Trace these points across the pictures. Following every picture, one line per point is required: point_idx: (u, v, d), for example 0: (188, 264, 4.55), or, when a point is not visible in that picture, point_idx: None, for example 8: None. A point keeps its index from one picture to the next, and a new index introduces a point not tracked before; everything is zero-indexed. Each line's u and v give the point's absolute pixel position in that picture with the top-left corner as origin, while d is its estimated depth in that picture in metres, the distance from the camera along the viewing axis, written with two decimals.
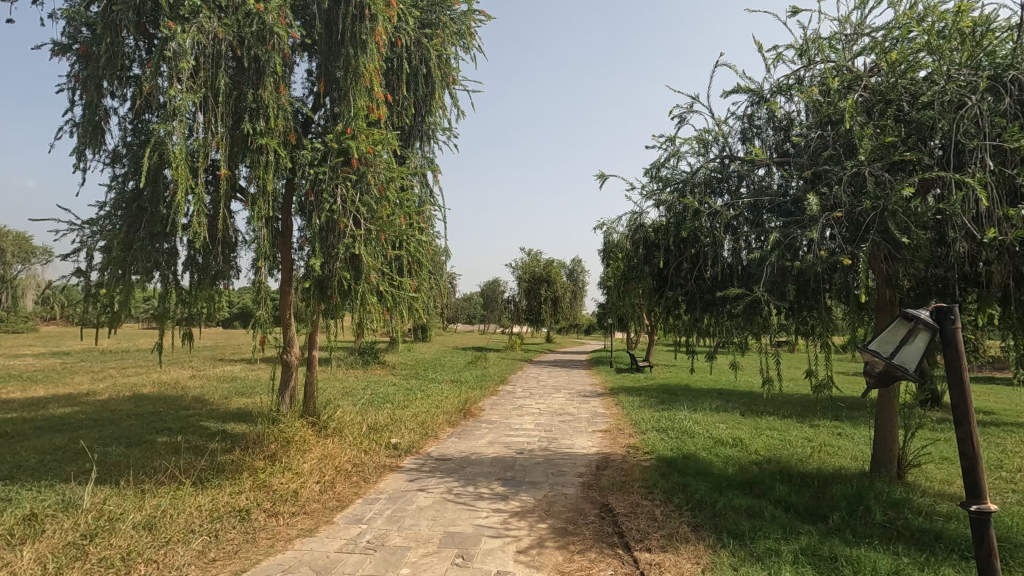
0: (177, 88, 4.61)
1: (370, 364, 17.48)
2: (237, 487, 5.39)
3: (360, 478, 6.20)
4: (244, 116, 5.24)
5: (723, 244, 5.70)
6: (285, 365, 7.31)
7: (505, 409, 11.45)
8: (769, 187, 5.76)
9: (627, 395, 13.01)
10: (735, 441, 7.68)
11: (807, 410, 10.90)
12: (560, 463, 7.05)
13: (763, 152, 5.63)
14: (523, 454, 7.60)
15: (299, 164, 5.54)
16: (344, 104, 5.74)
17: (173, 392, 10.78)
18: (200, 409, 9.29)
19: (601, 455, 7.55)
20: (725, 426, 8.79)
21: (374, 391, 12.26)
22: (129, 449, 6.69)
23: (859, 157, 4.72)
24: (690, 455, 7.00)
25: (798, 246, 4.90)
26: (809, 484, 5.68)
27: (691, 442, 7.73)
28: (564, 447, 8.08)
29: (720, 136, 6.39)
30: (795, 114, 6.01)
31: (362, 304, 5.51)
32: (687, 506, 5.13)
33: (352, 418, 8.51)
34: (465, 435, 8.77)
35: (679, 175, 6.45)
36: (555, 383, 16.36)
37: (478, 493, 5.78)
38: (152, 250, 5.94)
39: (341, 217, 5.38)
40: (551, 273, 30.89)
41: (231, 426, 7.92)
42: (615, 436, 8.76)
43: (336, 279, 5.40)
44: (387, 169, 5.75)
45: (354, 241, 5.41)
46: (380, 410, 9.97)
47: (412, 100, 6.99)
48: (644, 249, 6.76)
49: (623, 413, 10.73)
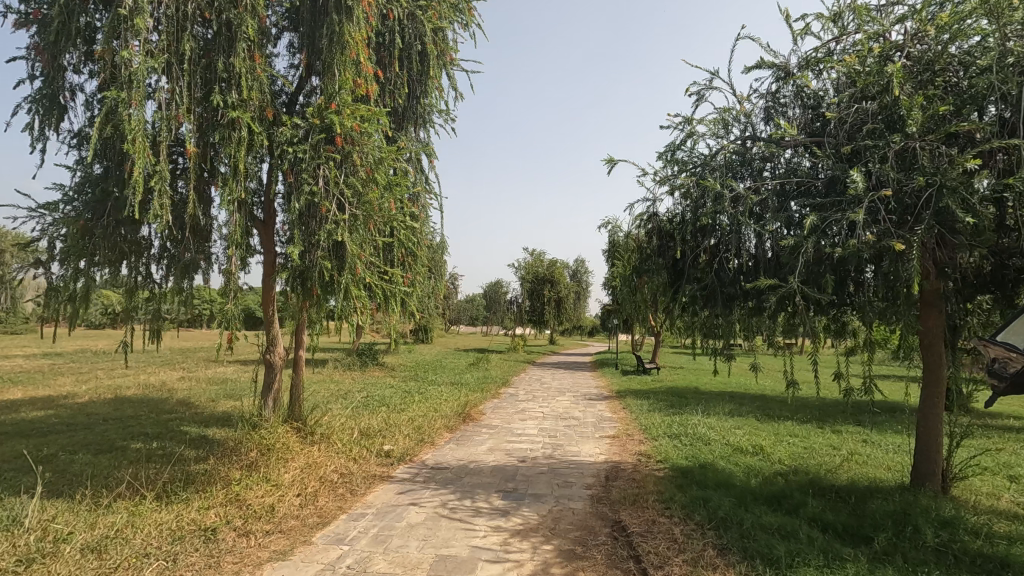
0: (134, 51, 4.08)
1: (368, 366, 16.93)
2: (206, 502, 4.83)
3: (346, 490, 5.63)
4: (214, 87, 4.69)
5: (748, 232, 5.14)
6: (268, 366, 6.75)
7: (507, 412, 10.88)
8: (799, 168, 5.19)
9: (635, 398, 12.43)
10: (755, 449, 7.09)
11: (826, 415, 10.30)
12: (566, 473, 6.46)
13: (792, 130, 5.08)
14: (525, 462, 7.02)
15: (276, 143, 4.99)
16: (327, 77, 5.20)
17: (157, 394, 10.24)
18: (182, 413, 8.74)
19: (610, 464, 6.97)
20: (742, 433, 8.19)
21: (370, 394, 11.70)
22: (97, 457, 6.14)
23: (908, 130, 4.16)
24: (708, 465, 6.42)
25: (837, 231, 4.34)
26: (845, 499, 5.11)
27: (707, 450, 7.15)
28: (570, 454, 7.51)
29: (742, 115, 5.83)
30: (826, 88, 5.44)
31: (347, 299, 4.96)
32: (710, 524, 4.56)
33: (343, 423, 7.94)
34: (464, 441, 8.20)
35: (697, 158, 5.90)
36: (559, 386, 15.80)
37: (476, 508, 5.21)
38: (117, 239, 5.39)
39: (323, 200, 4.84)
40: (554, 274, 30.35)
41: (212, 431, 7.36)
42: (624, 443, 8.18)
43: (318, 270, 4.85)
44: (376, 149, 5.21)
45: (338, 228, 4.85)
46: (375, 414, 9.39)
47: (405, 79, 6.45)
48: (658, 240, 6.22)
49: (631, 418, 10.15)
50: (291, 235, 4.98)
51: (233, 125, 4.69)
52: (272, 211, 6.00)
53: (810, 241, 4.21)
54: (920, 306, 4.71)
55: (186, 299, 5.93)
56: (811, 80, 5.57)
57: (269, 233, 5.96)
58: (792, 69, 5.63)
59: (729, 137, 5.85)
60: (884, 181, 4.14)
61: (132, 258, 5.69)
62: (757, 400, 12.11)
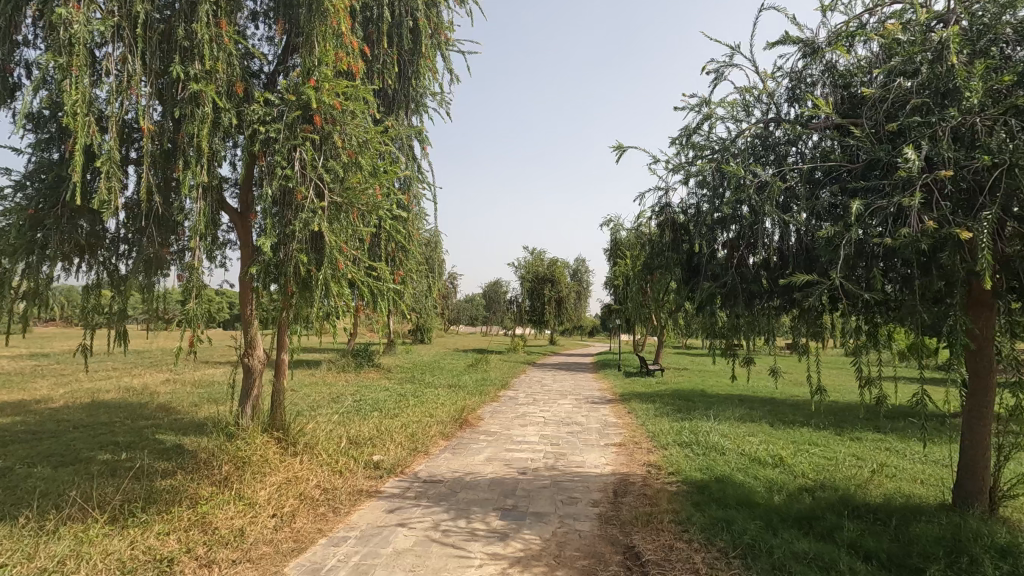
0: (75, 9, 3.53)
1: (364, 367, 16.42)
2: (167, 526, 4.29)
3: (328, 509, 5.07)
4: (174, 57, 4.16)
5: (776, 223, 4.60)
6: (246, 370, 6.22)
7: (506, 417, 10.36)
8: (831, 151, 4.66)
9: (640, 402, 11.91)
10: (775, 461, 6.55)
11: (841, 422, 9.79)
12: (571, 488, 5.93)
13: (824, 108, 4.54)
14: (526, 474, 6.48)
15: (246, 121, 4.45)
16: (305, 49, 4.66)
17: (138, 398, 9.72)
18: (161, 419, 8.22)
19: (617, 476, 6.44)
20: (757, 441, 7.65)
21: (362, 398, 11.14)
22: (56, 470, 5.60)
23: (967, 103, 3.62)
24: (727, 479, 5.87)
25: (883, 219, 3.80)
26: (883, 521, 4.58)
27: (723, 461, 6.60)
28: (574, 465, 6.96)
29: (764, 94, 5.29)
30: (859, 63, 4.91)
31: (327, 297, 4.42)
32: (736, 553, 4.02)
33: (330, 431, 7.40)
34: (460, 450, 7.66)
35: (715, 142, 5.37)
36: (561, 389, 15.28)
37: (472, 530, 4.67)
38: (73, 231, 4.83)
39: (299, 186, 4.30)
40: (554, 273, 29.89)
41: (189, 440, 6.82)
42: (631, 451, 7.65)
43: (293, 265, 4.31)
44: (360, 131, 4.68)
45: (315, 216, 4.31)
46: (366, 420, 8.85)
47: (395, 57, 5.93)
48: (672, 232, 5.71)
49: (637, 423, 9.62)
50: (263, 225, 4.44)
51: (196, 100, 4.18)
52: (249, 201, 5.47)
53: (853, 230, 3.67)
54: (972, 305, 4.17)
55: (150, 298, 5.38)
56: (843, 54, 5.03)
57: (245, 224, 5.41)
58: (820, 44, 5.08)
59: (750, 120, 5.32)
60: (938, 161, 3.62)
61: (90, 252, 5.14)
62: (767, 405, 11.59)
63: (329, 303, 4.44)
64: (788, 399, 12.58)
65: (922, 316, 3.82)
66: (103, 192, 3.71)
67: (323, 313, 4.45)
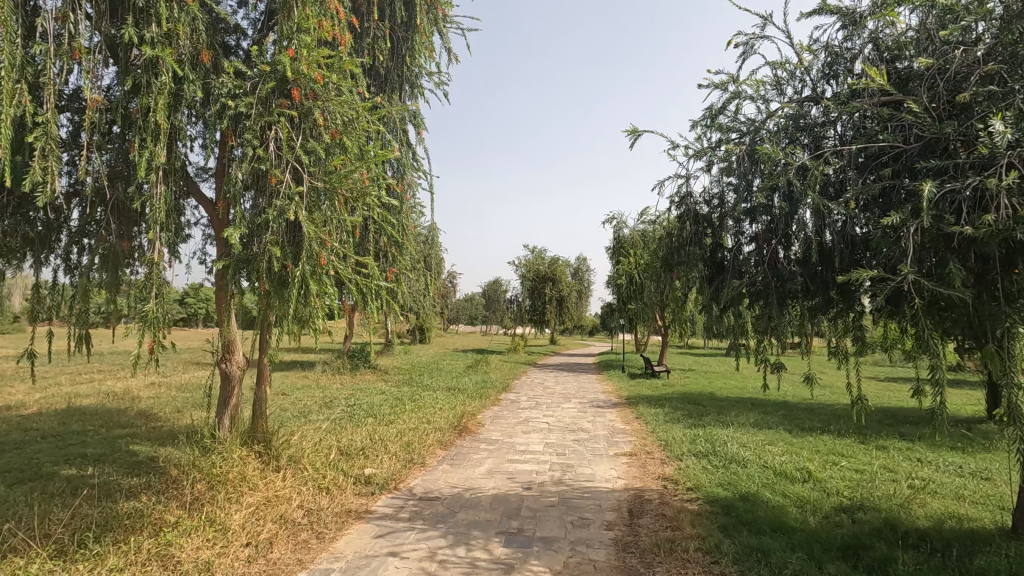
0: None
1: (360, 369, 15.85)
2: (122, 559, 3.73)
3: (311, 535, 4.51)
4: (126, 17, 3.59)
5: (817, 213, 4.06)
6: (224, 378, 5.65)
7: (508, 423, 9.80)
8: (880, 130, 4.10)
9: (647, 406, 11.36)
10: (804, 476, 5.98)
11: (862, 428, 9.26)
12: (581, 507, 5.37)
13: (876, 79, 3.98)
14: (531, 490, 5.92)
15: (214, 95, 3.89)
16: (283, 14, 4.10)
17: (117, 404, 9.15)
18: (138, 427, 7.66)
19: (631, 492, 5.90)
20: (779, 452, 7.10)
21: (356, 403, 10.58)
22: (11, 489, 5.05)
23: None
24: (754, 498, 5.31)
25: (957, 204, 3.23)
26: (939, 551, 4.03)
27: (746, 476, 6.03)
28: (583, 479, 6.40)
29: (799, 68, 4.73)
30: (911, 31, 4.34)
31: (307, 298, 3.88)
32: None
33: (319, 442, 6.84)
34: (459, 461, 7.11)
35: (743, 123, 4.82)
36: (564, 391, 14.72)
37: (472, 560, 4.12)
38: (20, 223, 4.27)
39: (273, 169, 3.75)
40: (555, 272, 29.36)
41: (164, 452, 6.26)
42: (643, 463, 7.10)
43: (266, 259, 3.76)
44: (345, 107, 4.12)
45: (292, 204, 3.77)
46: (359, 427, 8.29)
47: (387, 30, 5.38)
48: (694, 224, 5.19)
49: (647, 430, 9.08)
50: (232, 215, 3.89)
51: (153, 68, 3.64)
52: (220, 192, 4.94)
53: (923, 217, 3.11)
54: None
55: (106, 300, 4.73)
56: (890, 22, 4.46)
57: (217, 217, 4.87)
58: (862, 13, 4.52)
59: (782, 99, 4.76)
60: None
61: (41, 246, 4.54)
62: (781, 409, 11.05)
63: (309, 305, 3.91)
64: (801, 403, 12.05)
65: (1004, 319, 3.24)
66: (37, 172, 3.15)
67: (302, 316, 3.92)
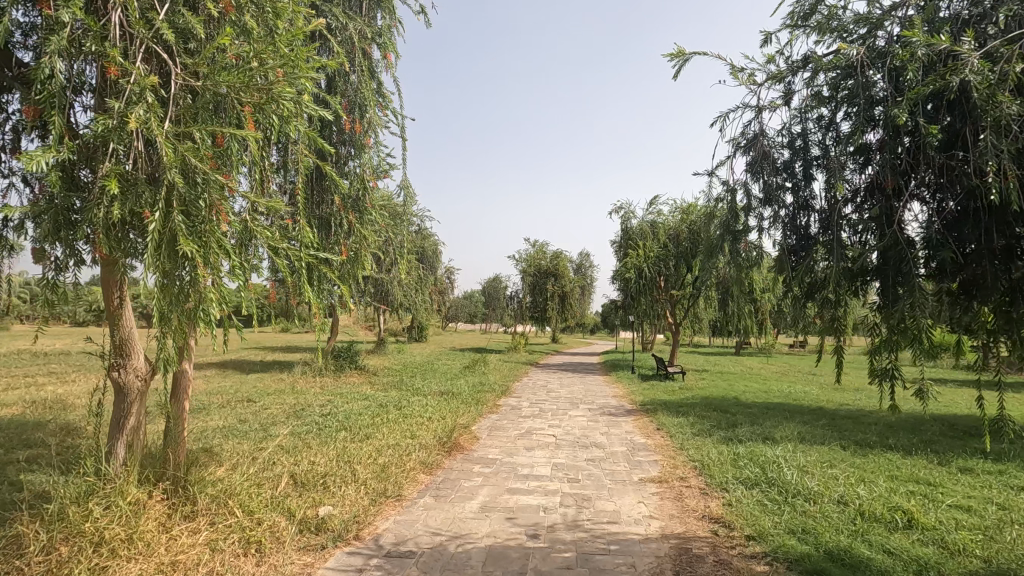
0: None
1: (344, 370, 14.34)
2: None
3: None
4: None
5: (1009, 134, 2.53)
6: (116, 390, 4.06)
7: (508, 436, 8.29)
8: None
9: (668, 415, 9.82)
10: (903, 519, 4.47)
11: (929, 445, 7.77)
12: (608, 571, 3.85)
13: None
14: (539, 541, 4.39)
15: None
16: None
17: (39, 416, 7.60)
18: (46, 448, 6.10)
19: (672, 543, 4.38)
20: (852, 482, 5.57)
21: (330, 413, 9.02)
22: None
23: None
24: (851, 560, 3.79)
25: None
26: None
27: (826, 522, 4.51)
28: (606, 520, 4.87)
29: None
30: None
31: (190, 270, 2.54)
32: None
33: (263, 472, 5.29)
34: (446, 493, 5.57)
35: (853, 23, 3.22)
36: (570, 394, 13.33)
37: None
38: None
39: (112, 52, 2.26)
40: (558, 267, 27.87)
41: (32, 483, 4.64)
42: (680, 494, 5.57)
43: (103, 205, 2.30)
44: None
45: (150, 111, 2.31)
46: (324, 446, 6.74)
47: None
48: (769, 177, 3.64)
49: (674, 446, 7.59)
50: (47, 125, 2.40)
51: None
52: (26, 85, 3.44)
53: None
54: None
55: (5, 275, 3.97)
56: None
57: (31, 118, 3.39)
58: None
59: None
60: None
61: None
62: (823, 419, 9.58)
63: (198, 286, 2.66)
64: (843, 411, 10.54)
65: None
66: None
67: (186, 305, 2.65)
